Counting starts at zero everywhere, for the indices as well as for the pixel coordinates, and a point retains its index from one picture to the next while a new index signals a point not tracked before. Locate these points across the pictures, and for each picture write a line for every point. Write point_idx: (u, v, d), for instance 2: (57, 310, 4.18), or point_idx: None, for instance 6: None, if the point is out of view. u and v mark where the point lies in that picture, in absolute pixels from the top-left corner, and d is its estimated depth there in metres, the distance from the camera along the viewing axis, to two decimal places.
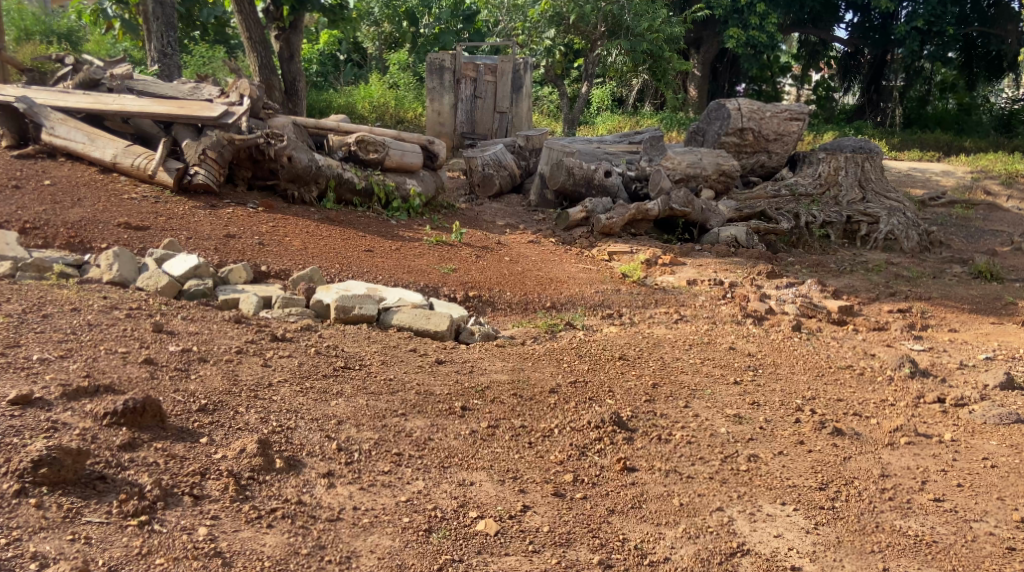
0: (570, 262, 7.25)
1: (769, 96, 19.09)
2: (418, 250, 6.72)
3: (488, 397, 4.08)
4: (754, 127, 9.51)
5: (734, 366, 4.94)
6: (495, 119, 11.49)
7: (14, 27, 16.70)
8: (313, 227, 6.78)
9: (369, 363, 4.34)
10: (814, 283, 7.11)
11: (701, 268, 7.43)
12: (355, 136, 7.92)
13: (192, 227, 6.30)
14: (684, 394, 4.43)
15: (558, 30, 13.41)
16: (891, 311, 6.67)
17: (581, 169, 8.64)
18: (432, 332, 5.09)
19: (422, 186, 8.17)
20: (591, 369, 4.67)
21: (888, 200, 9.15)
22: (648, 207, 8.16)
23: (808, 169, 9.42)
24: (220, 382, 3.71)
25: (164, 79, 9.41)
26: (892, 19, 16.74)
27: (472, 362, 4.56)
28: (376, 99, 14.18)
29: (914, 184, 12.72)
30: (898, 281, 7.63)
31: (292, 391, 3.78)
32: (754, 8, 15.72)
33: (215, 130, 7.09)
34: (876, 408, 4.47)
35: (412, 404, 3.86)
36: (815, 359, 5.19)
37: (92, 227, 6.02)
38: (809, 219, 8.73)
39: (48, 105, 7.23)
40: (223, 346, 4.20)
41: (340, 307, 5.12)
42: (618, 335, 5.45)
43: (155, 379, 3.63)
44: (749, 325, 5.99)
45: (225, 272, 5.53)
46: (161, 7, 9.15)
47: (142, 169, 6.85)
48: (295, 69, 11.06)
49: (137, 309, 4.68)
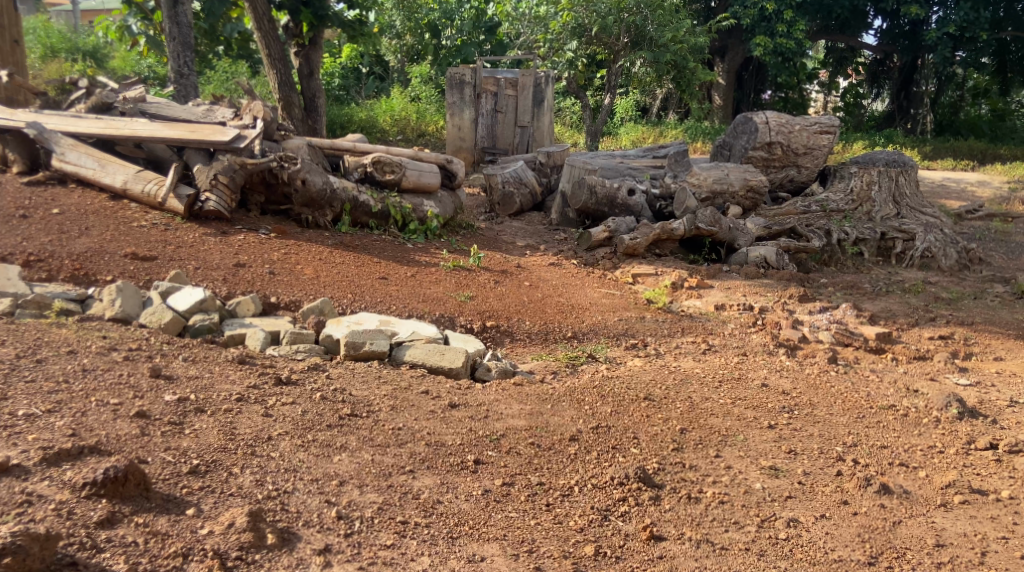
0: (593, 286, 6.97)
1: (796, 103, 18.50)
2: (434, 276, 6.47)
3: (504, 447, 3.82)
4: (783, 141, 9.11)
5: (769, 408, 4.63)
6: (516, 134, 11.17)
7: (41, 45, 16.65)
8: (326, 254, 6.54)
9: (378, 409, 4.08)
10: (850, 307, 6.79)
11: (730, 291, 7.13)
12: (371, 157, 7.70)
13: (201, 256, 6.09)
14: (715, 441, 4.17)
15: (581, 42, 13.03)
16: (933, 338, 6.33)
17: (603, 188, 8.37)
18: (446, 369, 4.83)
19: (440, 207, 7.90)
20: (615, 413, 4.37)
21: (925, 215, 8.79)
22: (673, 226, 7.83)
23: (840, 184, 8.97)
24: (216, 437, 3.48)
25: (180, 100, 9.23)
26: (923, 26, 16.00)
27: (488, 406, 4.29)
28: (397, 113, 13.98)
29: (950, 195, 12.30)
30: (939, 304, 7.26)
31: (293, 445, 3.53)
32: (782, 16, 15.38)
33: (227, 155, 6.88)
34: (924, 457, 4.21)
35: (422, 458, 3.61)
36: (854, 398, 4.87)
37: (98, 258, 5.82)
38: (843, 236, 8.37)
39: (59, 130, 7.06)
40: (222, 394, 3.95)
41: (350, 343, 4.87)
42: (644, 369, 5.16)
43: (145, 437, 3.39)
44: (782, 357, 5.68)
45: (232, 304, 5.32)
46: (178, 26, 8.96)
47: (153, 196, 6.65)
48: (314, 85, 10.85)
49: (137, 349, 4.43)
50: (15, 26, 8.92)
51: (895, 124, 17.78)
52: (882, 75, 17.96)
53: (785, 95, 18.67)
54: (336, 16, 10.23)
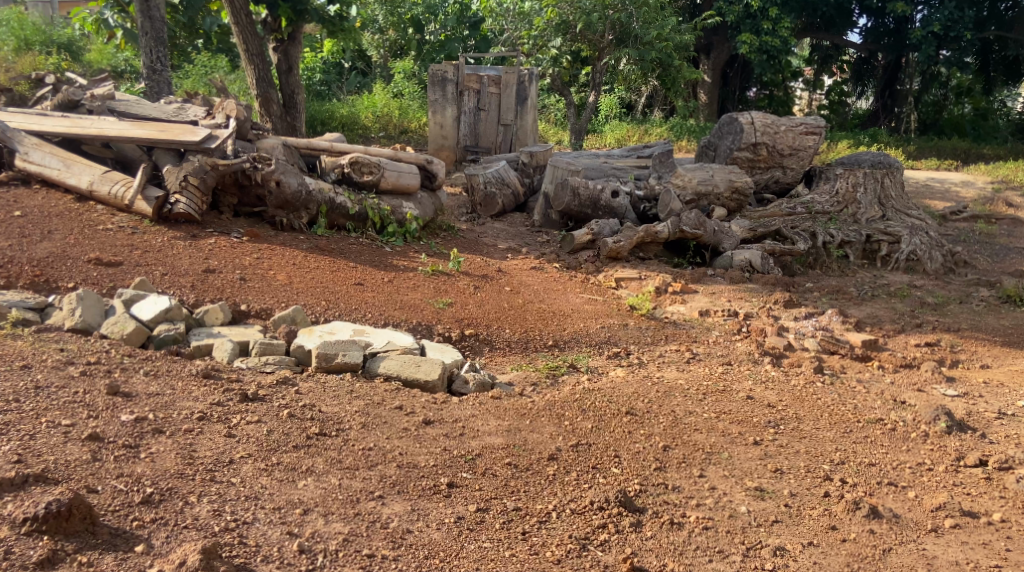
0: (575, 291, 6.80)
1: (781, 100, 18.43)
2: (412, 281, 6.27)
3: (479, 468, 3.66)
4: (768, 142, 8.96)
5: (755, 423, 4.47)
6: (499, 132, 11.03)
7: (15, 37, 16.30)
8: (301, 258, 6.33)
9: (348, 427, 3.89)
10: (836, 313, 6.63)
11: (714, 295, 6.97)
12: (349, 157, 7.48)
13: (169, 261, 5.87)
14: (699, 459, 4.01)
15: (565, 39, 12.88)
16: (919, 346, 6.19)
17: (587, 189, 8.19)
18: (422, 382, 4.65)
19: (420, 209, 7.69)
20: (596, 429, 4.20)
21: (910, 217, 8.67)
22: (656, 229, 7.67)
23: (825, 185, 8.83)
24: (172, 461, 3.34)
25: (152, 96, 8.96)
26: (907, 24, 16.02)
27: (464, 422, 4.11)
28: (379, 109, 13.76)
29: (935, 195, 12.20)
30: (925, 309, 7.12)
31: (255, 469, 3.40)
32: (767, 13, 15.29)
33: (197, 155, 6.65)
34: (913, 475, 4.07)
35: (392, 482, 3.47)
36: (841, 411, 4.72)
37: (59, 263, 5.60)
38: (828, 239, 8.23)
39: (23, 130, 6.82)
40: (183, 413, 3.77)
41: (322, 354, 4.68)
42: (624, 380, 4.99)
43: (97, 463, 3.26)
44: (767, 366, 5.53)
45: (200, 313, 5.11)
46: (151, 20, 8.72)
47: (119, 198, 6.42)
48: (293, 81, 10.58)
49: (96, 363, 4.22)
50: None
51: (879, 123, 17.69)
52: (866, 73, 17.83)
53: (770, 93, 18.54)
54: (315, 11, 10.02)
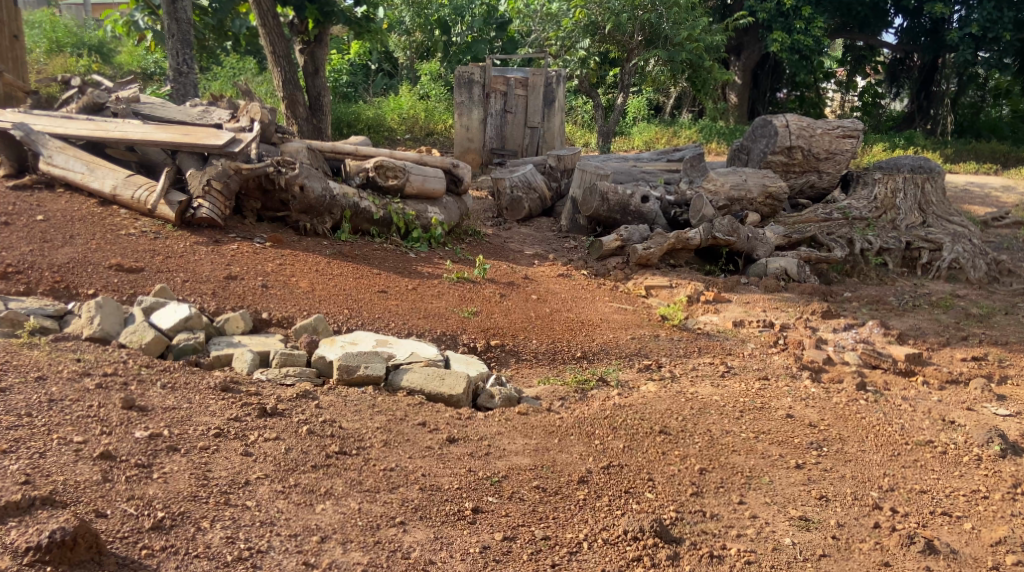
0: (604, 300, 6.60)
1: (813, 102, 17.82)
2: (437, 289, 6.11)
3: (506, 492, 3.57)
4: (803, 146, 8.75)
5: (795, 444, 4.34)
6: (527, 134, 10.84)
7: (47, 39, 16.35)
8: (324, 264, 6.19)
9: (369, 445, 3.74)
10: (877, 325, 6.38)
11: (749, 305, 6.75)
12: (374, 161, 7.32)
13: (191, 267, 5.74)
14: (738, 484, 3.92)
15: (593, 40, 12.67)
16: (965, 360, 5.93)
17: (616, 195, 7.95)
18: (446, 396, 4.48)
19: (445, 214, 7.52)
20: (628, 449, 4.08)
21: (952, 224, 8.39)
22: (688, 236, 7.43)
23: (863, 191, 8.56)
24: (185, 483, 3.23)
25: (178, 99, 8.87)
26: (945, 24, 15.68)
27: (489, 440, 3.97)
28: (406, 111, 13.65)
29: (974, 200, 11.86)
30: (970, 320, 6.85)
31: (272, 491, 3.29)
32: (800, 12, 15.03)
33: (220, 159, 6.51)
34: (968, 504, 3.98)
35: (414, 507, 3.36)
36: (887, 432, 4.56)
37: (81, 269, 5.49)
38: (865, 245, 7.96)
39: (47, 132, 6.73)
40: (199, 428, 3.64)
41: (343, 366, 4.51)
42: (657, 396, 4.79)
43: (107, 484, 3.14)
44: (806, 381, 5.31)
45: (221, 321, 4.96)
46: (177, 23, 8.59)
47: (142, 203, 6.30)
48: (320, 84, 10.45)
49: (113, 375, 4.08)
50: (15, 21, 9.08)
51: (914, 125, 17.30)
52: (901, 74, 17.49)
53: (801, 94, 17.97)
54: (343, 13, 9.86)
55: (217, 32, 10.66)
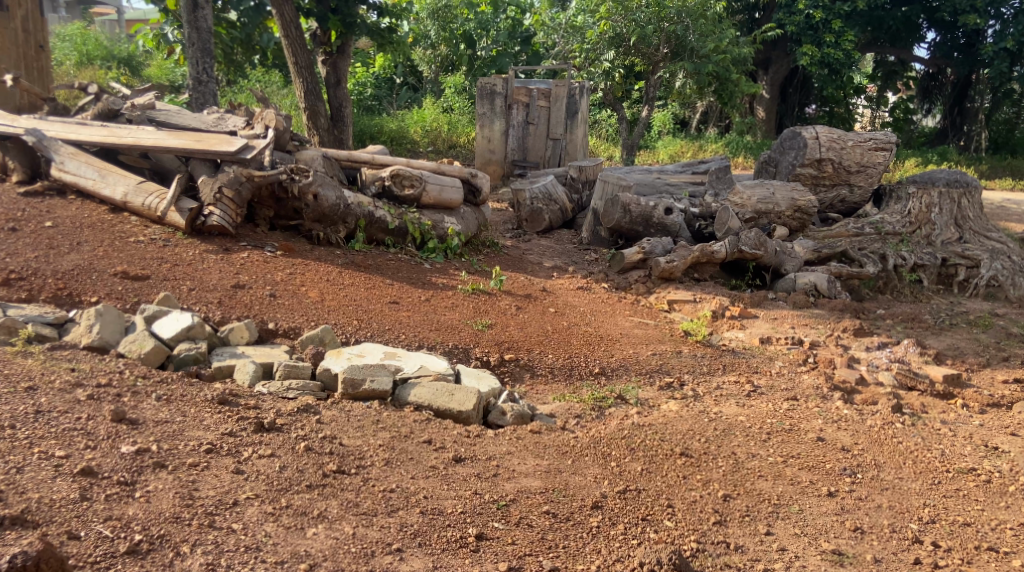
0: (625, 314, 6.35)
1: (842, 119, 17.40)
2: (452, 300, 5.90)
3: (513, 518, 3.41)
4: (833, 158, 8.47)
5: (827, 470, 4.11)
6: (548, 146, 10.55)
7: (77, 52, 16.40)
8: (335, 273, 6.00)
9: (369, 464, 3.58)
10: (912, 344, 6.08)
11: (777, 321, 6.48)
12: (390, 169, 7.14)
13: (198, 275, 5.56)
14: (764, 513, 3.72)
15: (618, 52, 12.42)
16: (1007, 382, 5.62)
17: (639, 206, 7.71)
18: (455, 413, 4.25)
19: (462, 224, 7.31)
20: (646, 473, 3.88)
21: (990, 240, 8.04)
22: (713, 249, 7.18)
23: (896, 205, 8.24)
24: (169, 502, 3.10)
25: (197, 108, 8.59)
26: (979, 38, 15.28)
27: (499, 460, 3.79)
28: (429, 123, 13.50)
29: (1009, 217, 11.49)
30: (1012, 340, 6.53)
31: (262, 513, 3.15)
32: (830, 25, 14.75)
33: (233, 166, 6.34)
34: (1016, 539, 3.73)
35: (414, 532, 3.21)
36: (927, 459, 4.32)
37: (85, 276, 5.33)
38: (899, 261, 7.63)
39: (60, 138, 6.59)
40: (190, 444, 3.45)
41: (348, 380, 4.30)
42: (677, 414, 4.55)
43: (85, 503, 3.02)
44: (838, 403, 5.02)
45: (225, 331, 4.76)
46: (198, 32, 8.36)
47: (153, 210, 6.14)
48: (342, 95, 10.26)
49: (106, 386, 3.81)
50: (41, 31, 9.02)
51: (947, 141, 16.92)
52: (933, 90, 17.15)
53: (831, 110, 17.56)
54: (365, 24, 9.69)
55: (246, 47, 10.31)
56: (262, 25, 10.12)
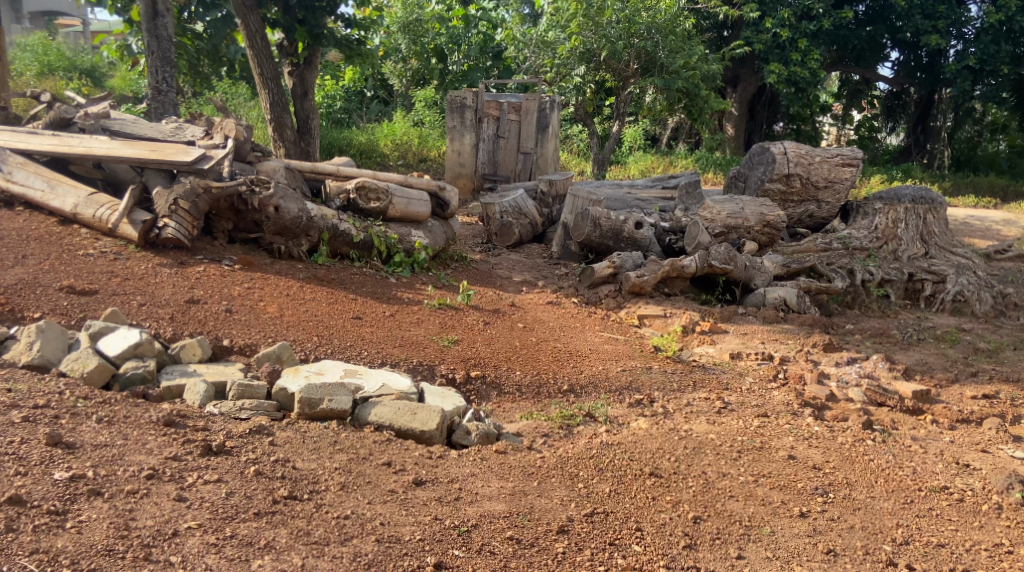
0: (594, 329, 6.21)
1: (808, 136, 17.64)
2: (416, 315, 5.73)
3: (475, 544, 3.24)
4: (801, 173, 8.42)
5: (799, 489, 3.98)
6: (519, 159, 10.40)
7: (37, 61, 15.99)
8: (295, 288, 5.80)
9: (324, 489, 3.40)
10: (881, 359, 6.00)
11: (747, 336, 6.37)
12: (356, 182, 6.93)
13: (150, 290, 5.35)
14: (736, 536, 3.57)
15: (589, 67, 12.33)
16: (976, 398, 5.53)
17: (608, 220, 7.56)
18: (418, 432, 4.08)
19: (429, 238, 7.14)
20: (614, 494, 3.73)
21: (955, 255, 8.02)
22: (683, 263, 7.06)
23: (862, 220, 8.21)
24: (102, 533, 2.94)
25: (156, 118, 8.30)
26: (941, 59, 15.36)
27: (462, 482, 3.62)
28: (398, 137, 13.35)
29: (975, 233, 11.52)
30: (979, 355, 6.46)
31: (204, 544, 2.98)
32: (797, 44, 14.77)
33: (188, 177, 6.12)
34: (991, 561, 3.62)
35: (367, 562, 3.04)
36: (898, 476, 4.21)
37: (28, 290, 5.10)
38: (867, 275, 7.56)
39: (8, 147, 6.35)
40: (131, 469, 3.25)
41: (304, 400, 4.09)
42: (647, 432, 4.41)
43: (10, 535, 2.86)
44: (809, 420, 4.90)
45: (176, 347, 4.54)
46: (156, 39, 8.07)
47: (104, 222, 5.92)
48: (308, 106, 10.03)
49: (43, 407, 3.56)
50: None
51: (910, 159, 17.05)
52: (897, 109, 17.31)
53: (798, 128, 17.78)
54: (333, 35, 9.47)
55: (211, 58, 10.08)
56: (228, 36, 9.89)
